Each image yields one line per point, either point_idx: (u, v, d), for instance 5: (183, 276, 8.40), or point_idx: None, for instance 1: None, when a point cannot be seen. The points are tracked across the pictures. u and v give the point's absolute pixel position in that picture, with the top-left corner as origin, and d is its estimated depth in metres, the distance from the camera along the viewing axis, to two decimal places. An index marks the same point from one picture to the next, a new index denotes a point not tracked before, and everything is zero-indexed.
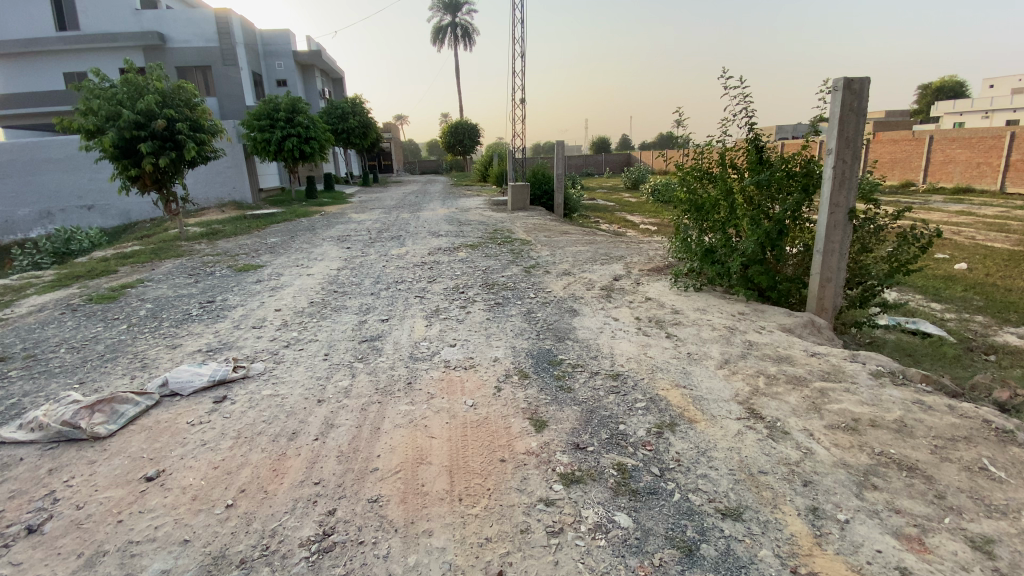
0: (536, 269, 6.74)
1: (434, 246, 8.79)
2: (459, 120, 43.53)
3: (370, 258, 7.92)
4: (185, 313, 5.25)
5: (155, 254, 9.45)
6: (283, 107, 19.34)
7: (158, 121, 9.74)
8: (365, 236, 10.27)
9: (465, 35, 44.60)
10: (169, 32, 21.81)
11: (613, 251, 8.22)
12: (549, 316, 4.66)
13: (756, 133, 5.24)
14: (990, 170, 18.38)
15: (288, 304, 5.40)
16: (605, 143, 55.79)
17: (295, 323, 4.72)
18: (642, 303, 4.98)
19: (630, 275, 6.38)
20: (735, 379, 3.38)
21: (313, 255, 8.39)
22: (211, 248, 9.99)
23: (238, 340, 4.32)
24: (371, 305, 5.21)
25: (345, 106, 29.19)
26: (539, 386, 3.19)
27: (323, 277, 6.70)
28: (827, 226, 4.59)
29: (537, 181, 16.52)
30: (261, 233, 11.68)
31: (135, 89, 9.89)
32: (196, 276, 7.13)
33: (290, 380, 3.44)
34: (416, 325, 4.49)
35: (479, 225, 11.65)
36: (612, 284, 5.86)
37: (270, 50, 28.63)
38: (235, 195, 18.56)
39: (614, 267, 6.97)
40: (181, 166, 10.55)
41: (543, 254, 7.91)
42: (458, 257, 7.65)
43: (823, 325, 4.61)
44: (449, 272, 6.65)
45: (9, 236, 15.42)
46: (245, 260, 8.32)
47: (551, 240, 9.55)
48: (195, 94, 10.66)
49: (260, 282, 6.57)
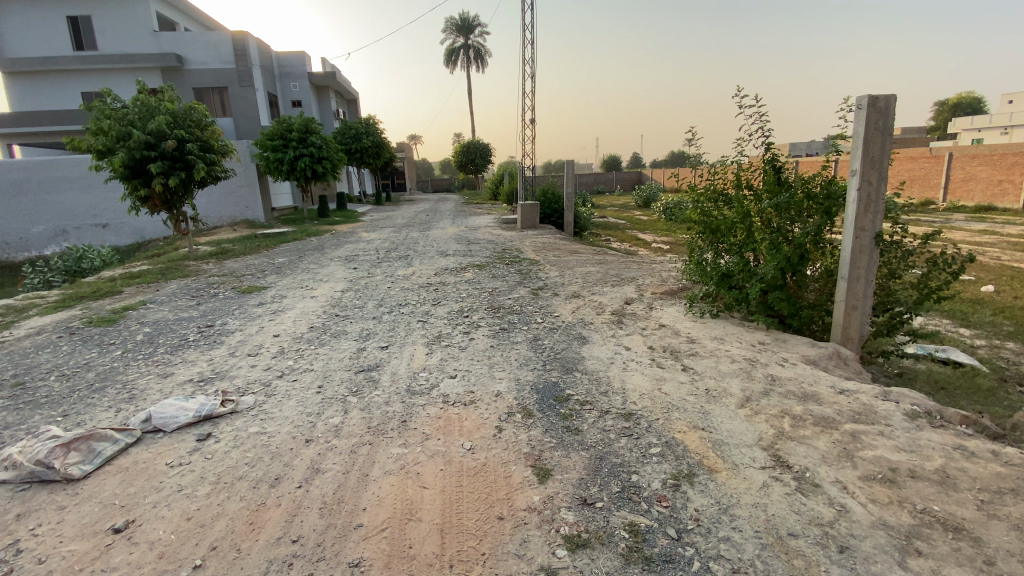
0: (545, 292, 6.53)
1: (441, 267, 8.63)
2: (470, 139, 43.95)
3: (375, 279, 7.78)
4: (182, 338, 5.11)
5: (162, 274, 9.44)
6: (296, 126, 19.58)
7: (168, 141, 9.81)
8: (373, 256, 10.16)
9: (477, 56, 45.28)
10: (188, 55, 22.34)
11: (624, 272, 7.98)
12: (557, 344, 4.42)
13: (773, 154, 5.04)
14: (1012, 188, 17.84)
15: (288, 329, 5.25)
16: (616, 161, 55.90)
17: (293, 351, 4.56)
18: (655, 331, 4.73)
19: (643, 298, 6.14)
20: (757, 420, 3.11)
21: (318, 276, 8.27)
22: (219, 267, 9.95)
23: (232, 369, 4.15)
24: (372, 331, 5.03)
25: (359, 126, 29.55)
26: (543, 427, 2.96)
27: (326, 300, 6.56)
28: (851, 250, 4.33)
29: (548, 200, 16.40)
30: (269, 252, 11.66)
31: (146, 110, 9.98)
32: (199, 298, 7.04)
33: (281, 417, 3.25)
34: (417, 354, 4.29)
35: (488, 244, 11.49)
36: (623, 309, 5.63)
37: (286, 71, 29.24)
38: (248, 213, 18.73)
39: (625, 289, 6.74)
40: (190, 186, 10.61)
41: (551, 275, 7.71)
42: (465, 278, 7.46)
43: (849, 356, 4.31)
44: (454, 294, 6.46)
45: (23, 253, 15.59)
46: (250, 280, 8.23)
47: (561, 260, 9.35)
48: (206, 115, 10.77)
49: (262, 305, 6.44)
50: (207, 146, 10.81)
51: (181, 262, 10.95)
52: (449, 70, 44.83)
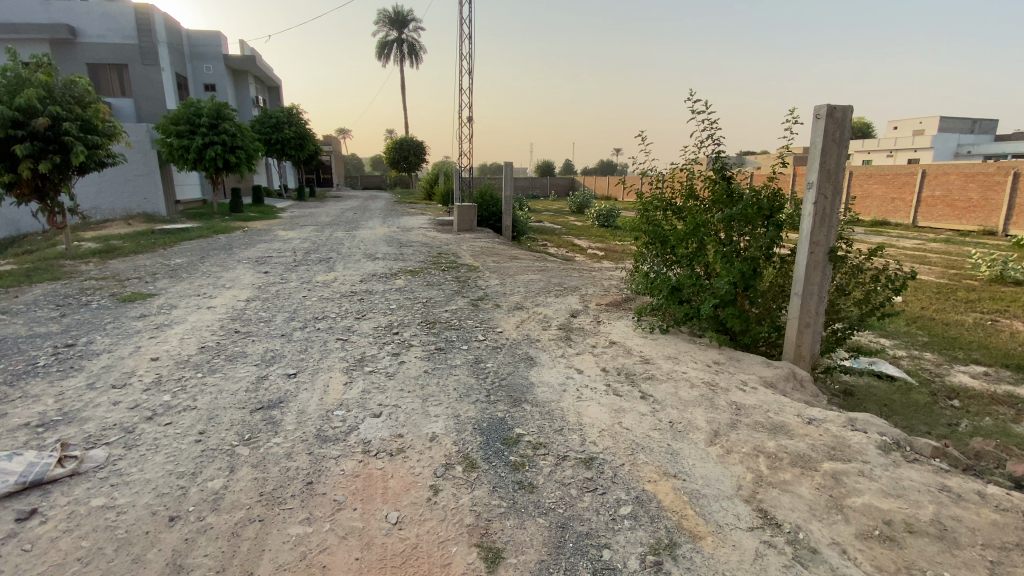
0: (484, 302, 5.96)
1: (368, 272, 7.80)
2: (404, 137, 42.58)
3: (291, 286, 6.82)
4: (25, 363, 4.00)
5: (24, 275, 7.83)
6: (206, 112, 17.57)
7: (39, 119, 8.17)
8: (290, 258, 9.11)
9: (412, 52, 43.95)
10: (80, 25, 19.56)
11: (567, 281, 7.59)
12: (501, 368, 3.86)
13: (725, 163, 4.79)
14: (903, 206, 19.68)
15: (173, 350, 4.29)
16: (550, 166, 56.64)
17: (174, 381, 3.65)
18: (608, 349, 4.30)
19: (588, 310, 5.76)
20: (732, 461, 2.72)
21: (222, 282, 7.15)
22: (101, 269, 8.46)
23: (82, 409, 3.20)
24: (279, 353, 4.21)
25: (281, 116, 27.41)
26: (490, 484, 2.39)
27: (228, 311, 5.59)
28: (806, 266, 4.10)
29: (484, 202, 15.86)
30: (167, 252, 10.17)
31: (14, 81, 8.32)
32: (64, 308, 5.75)
33: (137, 481, 2.43)
34: (332, 383, 3.56)
35: (421, 248, 10.74)
36: (570, 323, 5.17)
37: (198, 52, 26.58)
38: (146, 206, 16.70)
39: (569, 299, 6.34)
40: (67, 173, 8.95)
41: (491, 283, 7.17)
42: (395, 286, 6.73)
43: (804, 377, 4.09)
44: (381, 305, 5.72)
45: None
46: (136, 286, 6.95)
47: (500, 266, 8.85)
48: (92, 91, 9.14)
49: (146, 318, 5.34)
50: (91, 127, 9.15)
51: (53, 261, 9.28)
52: (382, 64, 43.13)
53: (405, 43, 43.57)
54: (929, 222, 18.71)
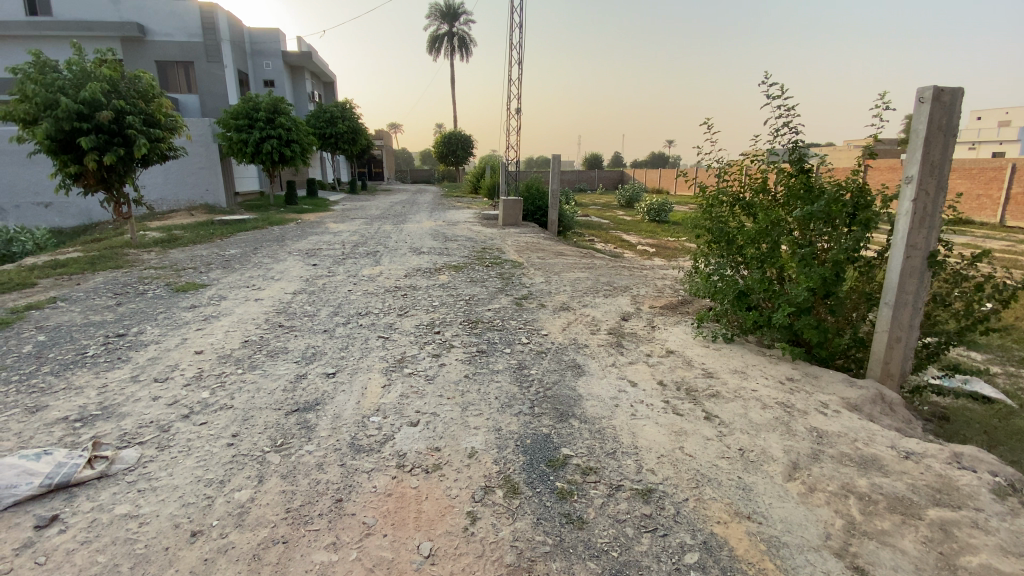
0: (528, 301, 5.69)
1: (412, 267, 7.70)
2: (452, 130, 42.80)
3: (336, 280, 6.79)
4: (78, 353, 4.08)
5: (91, 263, 8.25)
6: (263, 106, 18.09)
7: (103, 112, 8.55)
8: (337, 251, 9.18)
9: (462, 45, 44.00)
10: (151, 25, 20.64)
11: (617, 280, 7.20)
12: (547, 376, 3.58)
13: (803, 155, 4.31)
14: (990, 203, 17.81)
15: (215, 344, 4.27)
16: (598, 160, 55.53)
17: (213, 376, 3.60)
18: (665, 359, 3.94)
19: (641, 313, 5.38)
20: (816, 502, 2.33)
21: (271, 273, 7.24)
22: (161, 258, 8.80)
23: (122, 405, 3.18)
24: (319, 350, 4.10)
25: (335, 110, 28.05)
26: (533, 516, 2.13)
27: (273, 304, 5.59)
28: (900, 273, 3.59)
29: (531, 196, 15.54)
30: (222, 243, 10.51)
31: (81, 75, 8.71)
32: (121, 297, 5.95)
33: (164, 489, 2.32)
34: (370, 386, 3.39)
35: (466, 242, 10.59)
36: (621, 327, 4.83)
37: (258, 48, 27.57)
38: (207, 197, 17.42)
39: (619, 300, 5.97)
40: (131, 164, 9.38)
41: (536, 280, 6.89)
42: (438, 282, 6.57)
43: (894, 399, 3.56)
44: (423, 302, 5.56)
45: None
46: (191, 276, 7.14)
47: (545, 262, 8.54)
48: (155, 86, 9.58)
49: (195, 309, 5.42)
50: (153, 121, 9.55)
51: (119, 250, 9.75)
52: (433, 57, 43.41)
53: (456, 36, 43.66)
54: (1020, 222, 16.82)
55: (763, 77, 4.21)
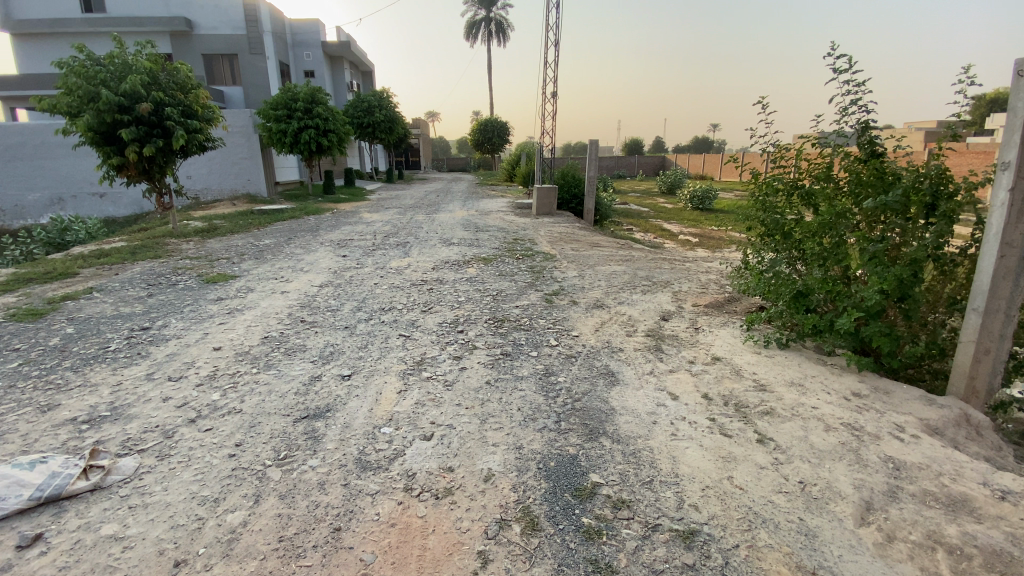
0: (560, 298, 5.36)
1: (441, 258, 7.48)
2: (489, 118, 42.45)
3: (364, 272, 6.65)
4: (99, 348, 4.04)
5: (132, 253, 8.44)
6: (301, 97, 18.25)
7: (142, 105, 8.69)
8: (368, 241, 9.08)
9: (499, 31, 43.41)
10: (196, 18, 21.13)
11: (655, 274, 6.75)
12: (576, 385, 3.25)
13: (874, 137, 3.80)
14: None
15: (234, 339, 4.15)
16: (637, 146, 53.96)
17: (226, 376, 3.46)
18: (710, 368, 3.54)
19: (682, 312, 4.97)
20: (898, 557, 1.93)
21: (300, 264, 7.16)
22: (198, 248, 8.93)
23: (131, 406, 3.07)
24: (337, 348, 3.91)
25: (373, 99, 28.12)
26: (554, 561, 1.83)
27: (298, 297, 5.48)
28: (992, 274, 3.05)
29: (566, 184, 15.08)
30: (258, 232, 10.63)
31: (122, 68, 8.86)
32: (153, 289, 5.97)
33: (155, 507, 2.16)
34: (386, 391, 3.16)
35: (497, 232, 10.31)
36: (661, 328, 4.44)
37: (299, 40, 27.96)
38: (249, 187, 17.73)
39: (658, 297, 5.55)
40: (170, 155, 9.55)
41: (569, 274, 6.55)
42: (466, 276, 6.31)
43: (984, 422, 3.05)
44: (449, 297, 5.31)
45: (19, 221, 14.91)
46: (222, 266, 7.14)
47: (580, 254, 8.16)
48: (192, 77, 9.67)
49: (221, 302, 5.35)
50: (191, 112, 9.68)
51: (160, 239, 9.98)
52: (469, 44, 43.02)
53: (493, 21, 43.09)
54: None
55: (830, 48, 3.72)
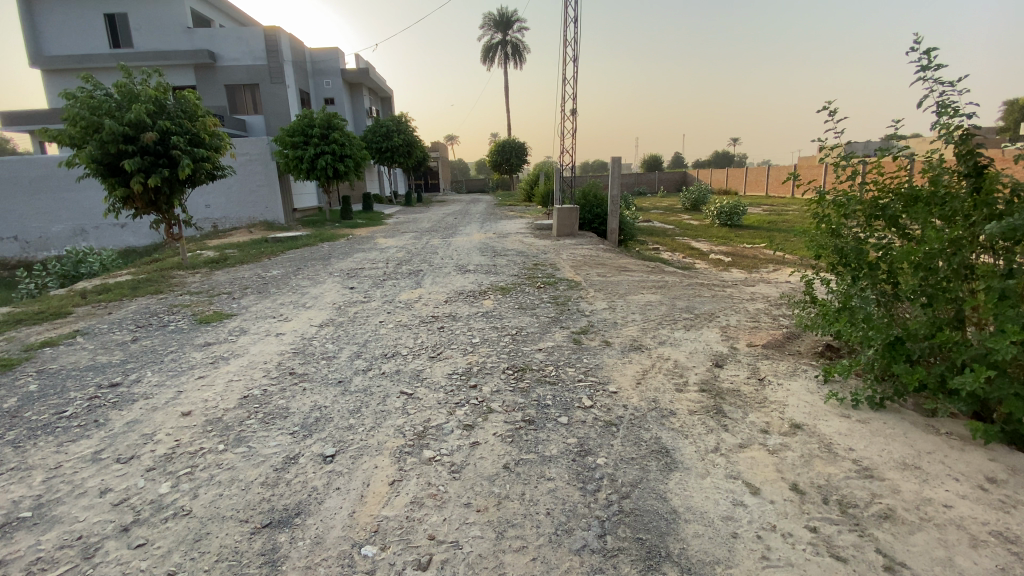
0: (589, 337, 4.65)
1: (455, 289, 6.83)
2: (508, 138, 42.35)
3: (370, 308, 6.02)
4: (54, 413, 3.45)
5: (134, 288, 8.02)
6: (318, 122, 18.21)
7: (147, 133, 8.39)
8: (379, 271, 8.53)
9: (515, 53, 43.58)
10: (218, 51, 21.44)
11: (697, 305, 5.99)
12: (620, 471, 2.51)
13: (976, 150, 3.08)
14: None
15: (210, 400, 3.52)
16: (656, 163, 53.16)
17: (185, 457, 2.82)
18: (792, 443, 2.76)
19: (737, 356, 4.21)
20: None
21: (303, 299, 6.60)
22: (203, 281, 8.48)
23: (59, 501, 2.46)
24: (325, 413, 3.23)
25: (391, 124, 28.08)
26: None
27: (294, 339, 4.88)
28: None
29: (588, 203, 14.42)
30: (268, 262, 10.20)
31: (128, 97, 8.63)
32: (140, 331, 5.42)
33: None
34: (375, 481, 2.46)
35: (517, 257, 9.66)
36: (716, 379, 3.68)
37: (319, 68, 28.32)
38: (267, 214, 17.36)
39: (705, 335, 4.79)
40: (176, 185, 9.21)
41: (597, 305, 5.84)
42: (482, 310, 5.65)
43: None
44: (462, 338, 4.65)
45: (42, 252, 14.96)
46: (221, 302, 6.62)
47: (607, 281, 7.44)
48: (201, 106, 9.42)
49: (207, 348, 4.75)
50: (198, 140, 9.38)
51: (167, 272, 9.60)
52: (486, 67, 43.29)
53: (509, 43, 43.27)
54: None
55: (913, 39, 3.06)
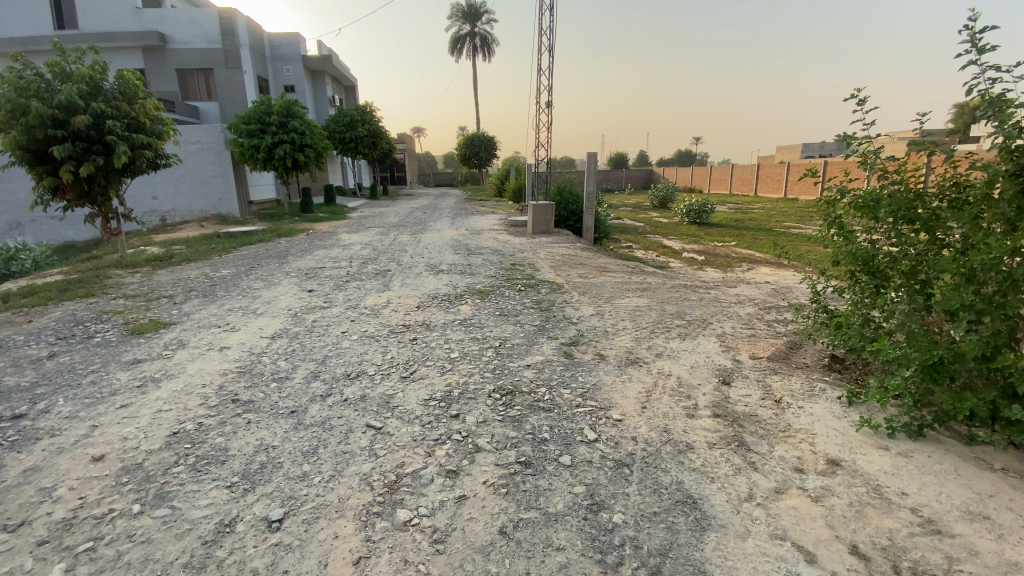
0: (580, 349, 4.17)
1: (427, 293, 6.25)
2: (476, 132, 41.57)
3: (332, 315, 5.37)
4: None
5: (62, 289, 7.06)
6: (276, 109, 17.10)
7: (78, 117, 7.39)
8: (343, 271, 7.83)
9: (484, 45, 42.68)
10: (168, 31, 19.89)
11: (687, 310, 5.61)
12: (645, 533, 2.05)
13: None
14: None
15: (131, 441, 2.84)
16: (623, 160, 53.37)
17: (88, 524, 2.17)
18: (833, 487, 2.38)
19: (745, 371, 3.82)
20: None
21: (256, 304, 5.86)
22: (143, 282, 7.58)
23: None
24: (274, 457, 2.64)
25: (355, 114, 26.91)
26: None
27: (243, 354, 4.21)
28: None
29: (563, 199, 13.99)
30: (219, 260, 9.32)
31: (58, 76, 7.61)
32: (58, 345, 4.60)
33: None
34: (335, 560, 1.91)
35: (492, 255, 9.12)
36: (728, 401, 3.27)
37: (278, 54, 26.85)
38: (220, 207, 16.27)
39: (704, 346, 4.40)
40: (113, 175, 8.20)
41: (584, 311, 5.38)
42: (458, 317, 5.11)
43: None
44: (438, 352, 4.09)
45: None
46: (161, 308, 5.81)
47: (589, 282, 7.00)
48: (142, 87, 8.41)
49: (136, 366, 4.01)
50: (139, 125, 8.34)
51: (102, 270, 8.59)
52: (454, 59, 42.24)
53: (478, 35, 42.32)
54: None
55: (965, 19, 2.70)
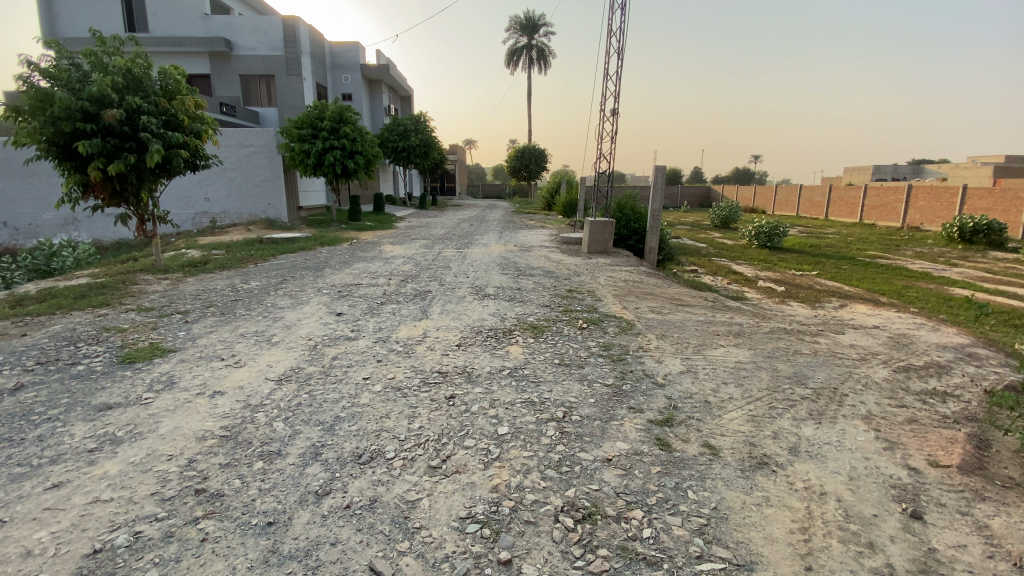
0: (676, 434, 3.00)
1: (471, 325, 5.22)
2: (528, 145, 40.88)
3: (356, 351, 4.41)
4: None
5: (80, 295, 6.53)
6: (329, 115, 16.74)
7: (109, 110, 6.91)
8: (379, 289, 6.95)
9: (541, 57, 42.07)
10: (234, 38, 20.16)
11: (805, 372, 4.30)
12: None
13: None
14: None
15: (32, 562, 1.91)
16: (676, 176, 51.38)
17: None
18: None
19: (934, 495, 2.55)
20: None
21: (274, 330, 5.01)
22: (166, 291, 6.99)
23: None
24: None
25: (409, 122, 26.68)
26: None
27: (236, 407, 3.27)
28: None
29: (624, 216, 12.77)
30: (252, 270, 8.71)
31: (94, 67, 7.21)
32: (32, 374, 3.84)
33: None
34: None
35: (545, 278, 8.04)
36: (942, 568, 2.04)
37: (338, 63, 27.05)
38: (268, 211, 16.04)
39: (853, 438, 3.12)
40: (146, 175, 7.72)
41: (668, 365, 4.20)
42: (509, 366, 4.03)
43: None
44: (484, 425, 3.02)
45: (30, 241, 13.61)
46: (169, 328, 5.06)
47: (666, 321, 5.79)
48: (183, 84, 7.96)
49: (101, 416, 3.13)
50: (176, 123, 7.86)
51: (132, 275, 8.12)
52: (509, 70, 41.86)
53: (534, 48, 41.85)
54: None
55: None
